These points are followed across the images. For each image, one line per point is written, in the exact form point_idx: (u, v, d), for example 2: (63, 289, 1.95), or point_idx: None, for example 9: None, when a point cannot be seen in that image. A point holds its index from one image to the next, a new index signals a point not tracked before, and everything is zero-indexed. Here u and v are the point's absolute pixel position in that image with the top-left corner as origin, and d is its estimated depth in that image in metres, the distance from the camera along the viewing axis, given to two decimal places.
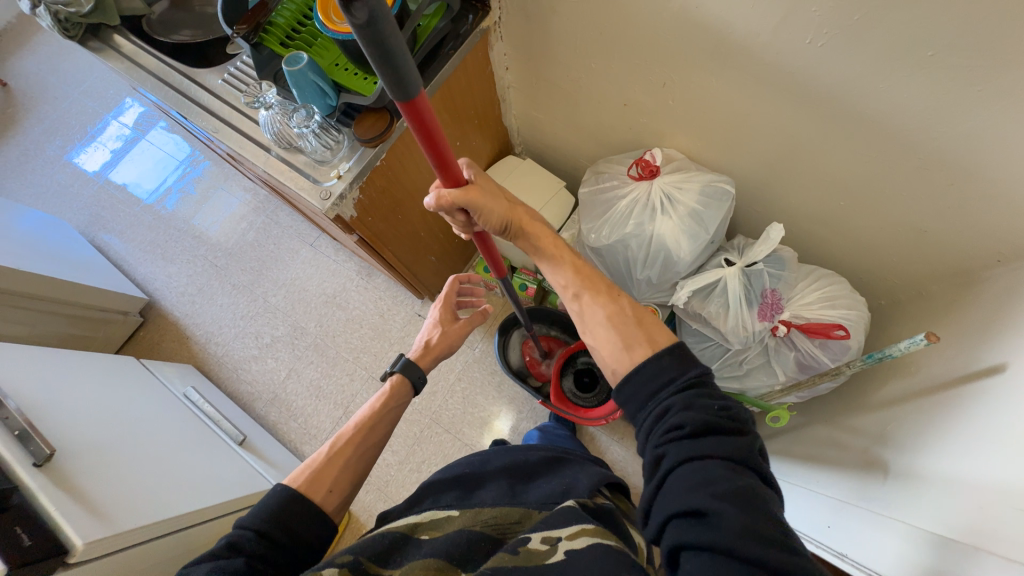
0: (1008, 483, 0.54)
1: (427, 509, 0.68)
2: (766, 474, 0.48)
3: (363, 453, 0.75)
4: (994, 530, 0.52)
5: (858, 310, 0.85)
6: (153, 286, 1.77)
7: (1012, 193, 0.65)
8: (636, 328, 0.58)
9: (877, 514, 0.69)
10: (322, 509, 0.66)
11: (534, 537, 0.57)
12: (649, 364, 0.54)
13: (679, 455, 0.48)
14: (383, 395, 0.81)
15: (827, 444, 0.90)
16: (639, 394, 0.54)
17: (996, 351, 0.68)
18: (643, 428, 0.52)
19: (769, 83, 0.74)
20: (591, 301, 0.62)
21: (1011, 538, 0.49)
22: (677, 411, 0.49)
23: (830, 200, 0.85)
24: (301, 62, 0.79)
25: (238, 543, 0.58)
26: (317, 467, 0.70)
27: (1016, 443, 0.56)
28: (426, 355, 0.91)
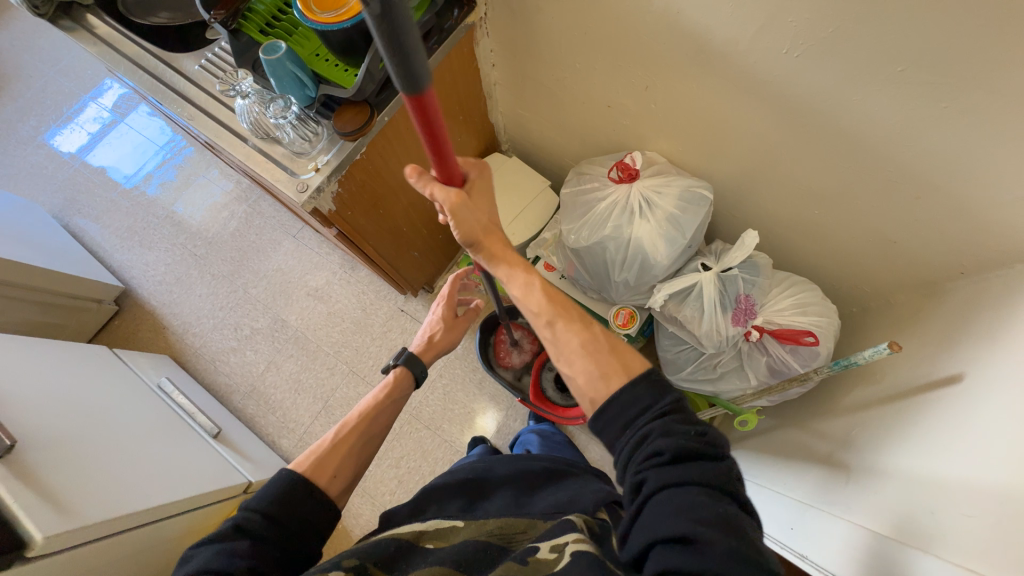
0: (961, 493, 0.56)
1: (432, 519, 0.67)
2: (745, 499, 0.49)
3: (367, 440, 0.74)
4: (946, 535, 0.54)
5: (829, 317, 0.87)
6: (128, 273, 1.73)
7: (976, 207, 0.67)
8: (610, 356, 0.60)
9: (835, 516, 0.71)
10: (327, 493, 0.64)
11: (543, 547, 0.55)
12: (626, 392, 0.56)
13: (659, 478, 0.49)
14: (387, 385, 0.80)
15: (795, 448, 0.92)
16: (617, 419, 0.55)
17: (955, 360, 0.70)
18: (622, 455, 0.54)
19: (747, 91, 0.74)
20: (566, 327, 0.63)
21: (963, 546, 0.51)
22: (657, 438, 0.51)
23: (805, 208, 0.87)
24: (279, 51, 0.77)
25: (244, 526, 0.57)
26: (321, 453, 0.68)
27: (970, 453, 0.58)
28: (428, 351, 0.90)
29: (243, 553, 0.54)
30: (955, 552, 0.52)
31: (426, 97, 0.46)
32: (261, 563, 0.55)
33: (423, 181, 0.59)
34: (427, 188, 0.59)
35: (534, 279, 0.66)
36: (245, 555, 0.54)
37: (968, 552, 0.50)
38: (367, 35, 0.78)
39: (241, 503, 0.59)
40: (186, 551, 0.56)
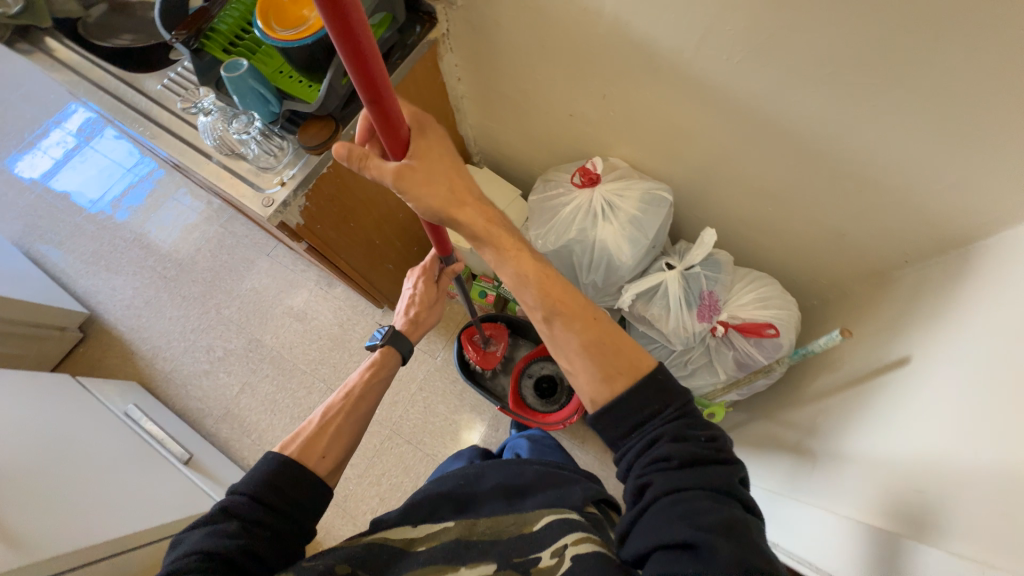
0: (915, 469, 0.58)
1: (421, 523, 0.66)
2: (751, 503, 0.52)
3: (356, 417, 0.73)
4: (904, 511, 0.56)
5: (788, 309, 0.91)
6: (94, 299, 1.68)
7: (911, 197, 0.71)
8: (615, 357, 0.61)
9: (807, 503, 0.73)
10: (316, 474, 0.64)
11: (543, 554, 0.59)
12: (630, 397, 0.58)
13: (665, 483, 0.52)
14: (372, 364, 0.79)
15: (768, 439, 0.94)
16: (622, 421, 0.58)
17: (905, 344, 0.73)
18: (629, 454, 0.57)
19: (696, 97, 0.78)
20: (566, 327, 0.64)
21: (922, 521, 0.53)
22: (665, 444, 0.54)
23: (760, 207, 0.91)
24: (241, 68, 0.77)
25: (231, 508, 0.57)
26: (307, 436, 0.68)
27: (921, 431, 0.61)
28: (410, 329, 0.89)
29: (233, 533, 0.55)
30: (913, 526, 0.53)
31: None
32: (252, 543, 0.55)
33: (354, 154, 0.57)
34: (363, 167, 0.58)
35: (530, 273, 0.64)
36: (235, 535, 0.54)
37: (926, 527, 0.52)
38: (328, 51, 0.80)
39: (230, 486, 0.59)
40: (176, 536, 0.56)
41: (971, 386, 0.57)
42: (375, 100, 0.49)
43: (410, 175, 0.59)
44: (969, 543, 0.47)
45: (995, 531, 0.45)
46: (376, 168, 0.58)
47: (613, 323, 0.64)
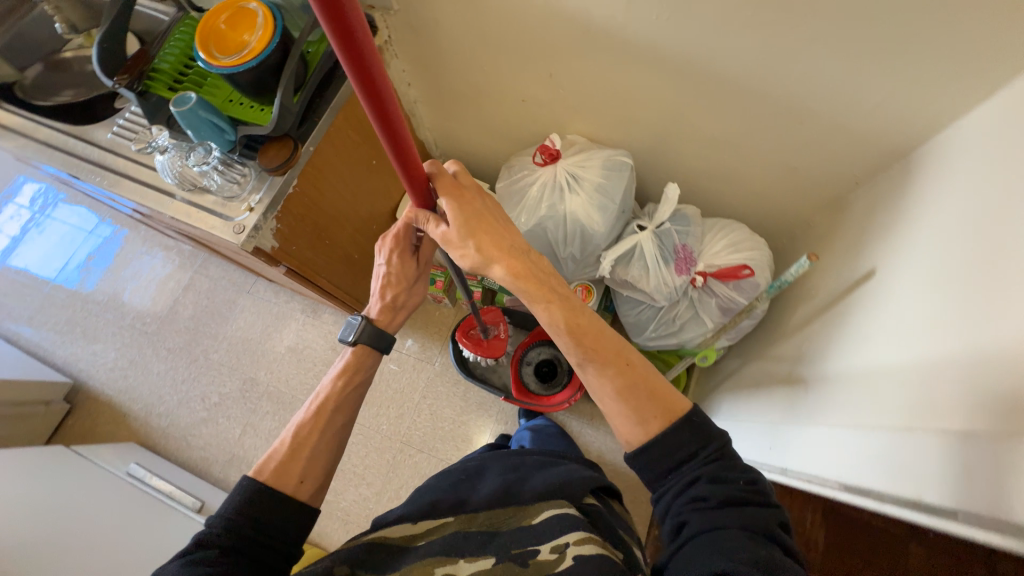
0: (898, 368, 0.61)
1: (421, 520, 0.67)
2: (788, 541, 0.54)
3: (332, 432, 0.72)
4: (895, 405, 0.59)
5: (760, 249, 0.95)
6: (76, 367, 1.64)
7: (848, 121, 0.76)
8: (650, 402, 0.62)
9: (805, 424, 0.76)
10: (294, 500, 0.64)
11: (543, 548, 0.61)
12: (668, 440, 0.59)
13: (700, 521, 0.55)
14: (341, 370, 0.75)
15: (762, 376, 0.98)
16: (658, 462, 0.60)
17: (870, 258, 0.77)
18: (667, 494, 0.59)
19: (636, 61, 0.82)
20: (598, 371, 0.64)
21: (913, 410, 0.56)
22: (703, 485, 0.57)
23: (715, 157, 0.95)
24: (190, 101, 0.77)
25: (207, 540, 0.59)
26: (281, 459, 0.67)
27: (901, 332, 0.64)
28: (387, 315, 0.80)
29: (212, 560, 0.57)
30: (904, 418, 0.56)
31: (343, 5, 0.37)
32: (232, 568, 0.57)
33: (420, 218, 0.66)
34: (427, 228, 0.66)
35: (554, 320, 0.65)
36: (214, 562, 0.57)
37: (917, 415, 0.55)
38: (275, 72, 0.81)
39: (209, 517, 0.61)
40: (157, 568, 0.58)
41: (934, 282, 0.61)
42: (386, 117, 0.48)
43: (457, 235, 0.64)
44: (954, 420, 0.50)
45: (974, 403, 0.49)
46: (436, 230, 0.66)
47: (646, 365, 0.65)
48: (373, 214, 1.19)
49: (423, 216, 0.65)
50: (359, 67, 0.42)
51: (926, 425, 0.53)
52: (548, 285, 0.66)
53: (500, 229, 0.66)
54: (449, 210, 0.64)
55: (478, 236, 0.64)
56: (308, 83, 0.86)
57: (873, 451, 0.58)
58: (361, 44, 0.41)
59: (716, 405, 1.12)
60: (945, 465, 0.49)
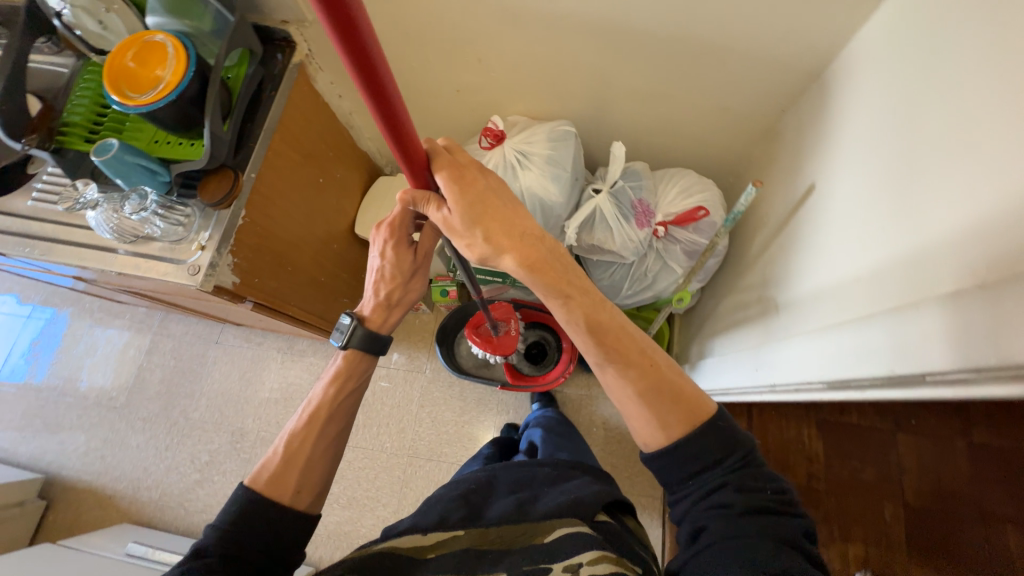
0: (863, 263, 0.64)
1: (433, 530, 0.67)
2: (812, 550, 0.54)
3: (327, 439, 0.73)
4: (864, 295, 0.62)
5: (709, 189, 0.99)
6: (45, 460, 1.54)
7: (761, 52, 0.81)
8: (673, 406, 0.62)
9: (784, 337, 0.79)
10: (292, 509, 0.66)
11: (556, 566, 0.60)
12: (694, 446, 0.59)
13: (721, 528, 0.55)
14: (332, 377, 0.75)
15: (737, 307, 1.02)
16: (678, 466, 0.60)
17: (810, 173, 0.82)
18: (687, 498, 0.59)
19: (557, 30, 0.84)
20: (619, 371, 0.64)
21: (880, 294, 0.58)
22: (727, 492, 0.57)
23: (651, 110, 0.99)
24: (112, 148, 0.75)
25: (204, 549, 0.61)
26: (275, 469, 0.68)
27: (856, 230, 0.68)
28: (379, 311, 0.81)
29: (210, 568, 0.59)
30: (872, 305, 0.59)
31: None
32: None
33: (419, 200, 0.65)
34: (427, 211, 0.66)
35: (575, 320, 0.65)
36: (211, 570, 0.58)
37: (884, 299, 0.57)
38: (196, 102, 0.77)
39: (209, 524, 0.63)
40: None
41: (875, 178, 0.65)
42: (381, 101, 0.47)
43: (458, 222, 0.64)
44: (917, 295, 0.52)
45: (927, 273, 0.52)
46: (436, 213, 0.65)
47: (670, 365, 0.65)
48: (331, 233, 1.18)
49: (422, 197, 0.65)
50: (353, 42, 0.40)
51: (896, 305, 0.55)
52: (567, 278, 0.65)
53: (509, 213, 0.64)
54: (451, 194, 0.63)
55: (484, 221, 0.63)
56: (235, 109, 0.83)
57: (846, 339, 0.61)
58: (354, 16, 0.38)
59: (701, 345, 1.17)
60: (925, 334, 0.48)
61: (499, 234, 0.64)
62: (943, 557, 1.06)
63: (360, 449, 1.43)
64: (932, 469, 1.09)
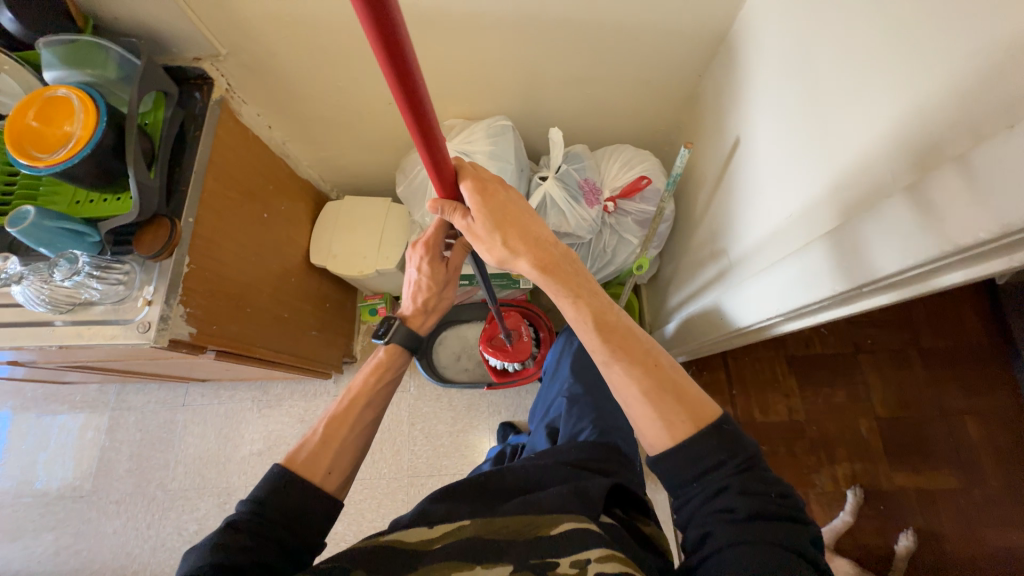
0: (793, 199, 0.69)
1: (438, 523, 0.65)
2: (816, 557, 0.53)
3: (363, 424, 0.74)
4: (801, 229, 0.66)
5: (648, 159, 1.04)
6: (12, 571, 1.41)
7: (669, 24, 0.86)
8: (677, 405, 0.60)
9: (738, 283, 0.83)
10: (323, 489, 0.64)
11: (563, 561, 0.57)
12: (699, 445, 0.57)
13: (730, 535, 0.53)
14: (375, 366, 0.78)
15: (694, 266, 1.07)
16: (682, 473, 0.58)
17: (734, 128, 0.88)
18: (691, 501, 0.58)
19: (476, 29, 0.86)
20: (625, 368, 0.63)
21: (813, 225, 0.63)
22: (734, 498, 0.55)
23: (580, 94, 1.03)
24: (28, 215, 0.70)
25: (239, 522, 0.58)
26: (314, 447, 0.68)
27: (782, 172, 0.73)
28: (418, 316, 0.88)
29: (241, 545, 0.56)
30: (809, 236, 0.64)
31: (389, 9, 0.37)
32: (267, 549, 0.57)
33: (446, 208, 0.69)
34: (452, 218, 0.70)
35: (584, 316, 0.65)
36: (241, 547, 0.56)
37: (817, 229, 0.62)
38: (116, 153, 0.74)
39: (240, 502, 0.61)
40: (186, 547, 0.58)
41: (791, 122, 0.70)
42: (418, 114, 0.49)
43: (482, 230, 0.68)
44: (842, 220, 0.57)
45: (850, 197, 0.56)
46: (461, 220, 0.70)
47: (675, 367, 0.64)
48: (287, 267, 1.14)
49: (448, 206, 0.69)
50: (400, 67, 0.42)
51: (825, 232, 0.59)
52: (576, 280, 0.67)
53: (526, 221, 0.67)
54: (474, 203, 0.67)
55: (504, 227, 0.66)
56: (159, 156, 0.79)
57: (791, 270, 0.65)
58: (402, 43, 0.40)
59: (669, 310, 1.22)
60: (855, 250, 0.53)
61: (516, 240, 0.66)
62: (918, 454, 1.21)
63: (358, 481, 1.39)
64: (892, 381, 1.26)
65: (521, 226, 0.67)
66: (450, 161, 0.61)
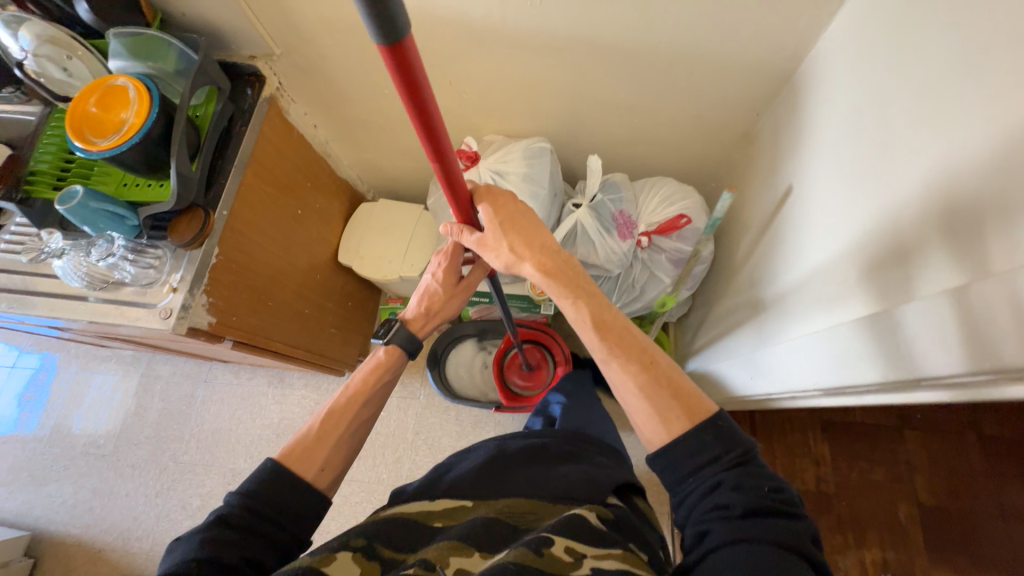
0: (846, 263, 0.63)
1: (440, 497, 0.64)
2: (821, 562, 0.47)
3: (357, 424, 0.71)
4: (851, 296, 0.60)
5: (690, 197, 0.99)
6: (33, 516, 1.49)
7: (730, 57, 0.81)
8: (672, 399, 0.57)
9: (773, 342, 0.77)
10: (314, 487, 0.62)
11: (557, 539, 0.51)
12: (691, 436, 0.54)
13: (725, 530, 0.48)
14: (374, 363, 0.75)
15: (727, 313, 1.01)
16: (675, 466, 0.54)
17: (789, 175, 0.81)
18: (688, 497, 0.53)
19: (526, 48, 0.84)
20: (621, 366, 0.60)
21: (868, 295, 0.56)
22: (727, 492, 0.50)
23: (627, 121, 0.99)
24: (77, 195, 0.73)
25: (228, 516, 0.57)
26: (309, 443, 0.66)
27: (835, 230, 0.67)
28: (419, 320, 0.83)
29: (229, 542, 0.55)
30: (860, 305, 0.57)
31: (405, 54, 0.37)
32: (255, 544, 0.56)
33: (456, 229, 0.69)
34: (461, 239, 0.70)
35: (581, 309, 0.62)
36: (233, 540, 0.55)
37: (871, 301, 0.56)
38: (163, 142, 0.76)
39: (231, 493, 0.60)
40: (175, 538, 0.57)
41: (852, 177, 0.64)
42: (432, 134, 0.47)
43: (491, 237, 0.66)
44: (908, 295, 0.50)
45: (921, 271, 0.50)
46: (470, 238, 0.68)
47: (672, 365, 0.60)
48: (314, 264, 1.16)
49: (458, 229, 0.69)
50: (411, 88, 0.41)
51: (883, 306, 0.52)
52: (579, 281, 0.64)
53: (532, 229, 0.66)
54: (486, 216, 0.67)
55: (508, 245, 0.65)
56: (203, 148, 0.81)
57: (835, 340, 0.59)
58: (416, 73, 0.40)
59: (695, 357, 1.15)
60: (920, 335, 0.46)
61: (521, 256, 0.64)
62: (961, 549, 1.07)
63: (357, 482, 1.38)
64: (943, 464, 1.13)
65: (530, 237, 0.66)
66: (466, 184, 0.60)
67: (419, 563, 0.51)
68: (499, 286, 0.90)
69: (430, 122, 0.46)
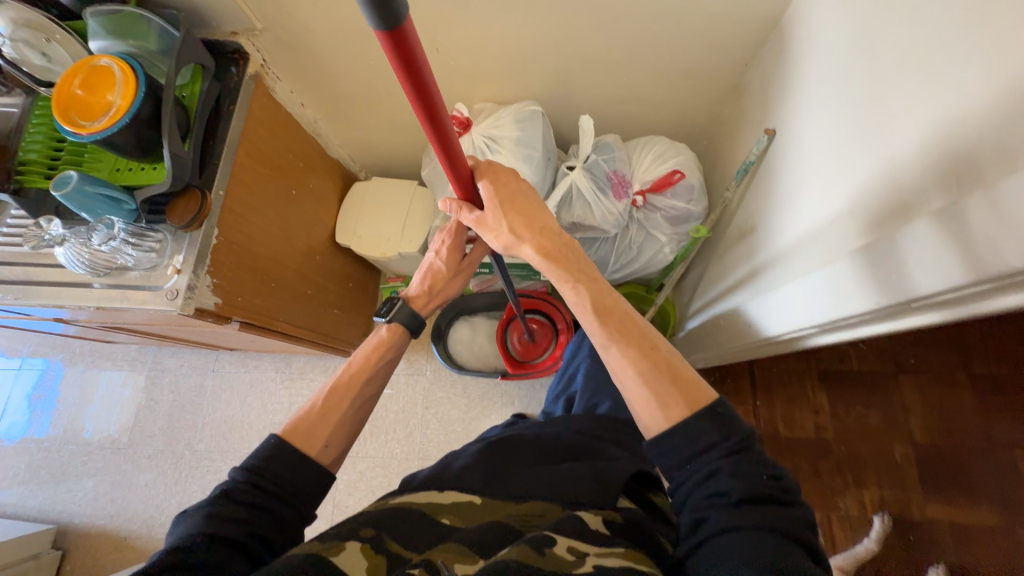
0: (838, 203, 0.64)
1: (447, 488, 0.64)
2: (816, 545, 0.49)
3: (360, 403, 0.73)
4: (844, 233, 0.62)
5: (682, 153, 1.00)
6: (56, 511, 1.53)
7: (716, 6, 0.80)
8: (672, 387, 0.57)
9: (768, 288, 0.79)
10: (318, 462, 0.65)
11: (558, 541, 0.52)
12: (689, 424, 0.54)
13: (724, 518, 0.49)
14: (373, 344, 0.77)
15: (723, 268, 1.03)
16: (673, 456, 0.55)
17: (780, 124, 0.82)
18: (685, 484, 0.53)
19: (510, 8, 0.83)
20: (622, 349, 0.61)
21: (860, 230, 0.58)
22: (725, 479, 0.51)
23: (616, 80, 0.98)
24: (71, 180, 0.73)
25: (233, 491, 0.58)
26: (311, 418, 0.68)
27: (828, 173, 0.68)
28: (422, 298, 0.84)
29: (233, 516, 0.56)
30: (853, 239, 0.59)
31: (408, 37, 0.37)
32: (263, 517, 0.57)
33: (455, 207, 0.69)
34: (459, 216, 0.70)
35: (580, 294, 0.64)
36: (239, 514, 0.56)
37: (865, 235, 0.57)
38: (153, 123, 0.75)
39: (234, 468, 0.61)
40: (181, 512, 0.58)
41: (843, 119, 0.64)
42: (432, 111, 0.47)
43: (490, 217, 0.67)
44: (901, 225, 0.52)
45: (914, 201, 0.51)
46: (469, 216, 0.69)
47: (672, 352, 0.62)
48: (312, 244, 1.16)
49: (456, 205, 0.69)
50: (411, 69, 0.41)
51: (876, 238, 0.54)
52: (577, 266, 0.66)
53: (534, 209, 0.68)
54: (486, 191, 0.67)
55: (508, 222, 0.66)
56: (194, 128, 0.81)
57: (830, 276, 0.61)
58: (415, 54, 0.39)
59: (693, 314, 1.18)
60: (916, 262, 0.48)
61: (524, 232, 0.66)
62: (954, 482, 1.12)
63: (370, 458, 1.42)
64: (935, 403, 1.17)
65: (529, 214, 0.67)
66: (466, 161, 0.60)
67: (421, 565, 0.50)
68: (500, 258, 0.90)
69: (430, 100, 0.46)
